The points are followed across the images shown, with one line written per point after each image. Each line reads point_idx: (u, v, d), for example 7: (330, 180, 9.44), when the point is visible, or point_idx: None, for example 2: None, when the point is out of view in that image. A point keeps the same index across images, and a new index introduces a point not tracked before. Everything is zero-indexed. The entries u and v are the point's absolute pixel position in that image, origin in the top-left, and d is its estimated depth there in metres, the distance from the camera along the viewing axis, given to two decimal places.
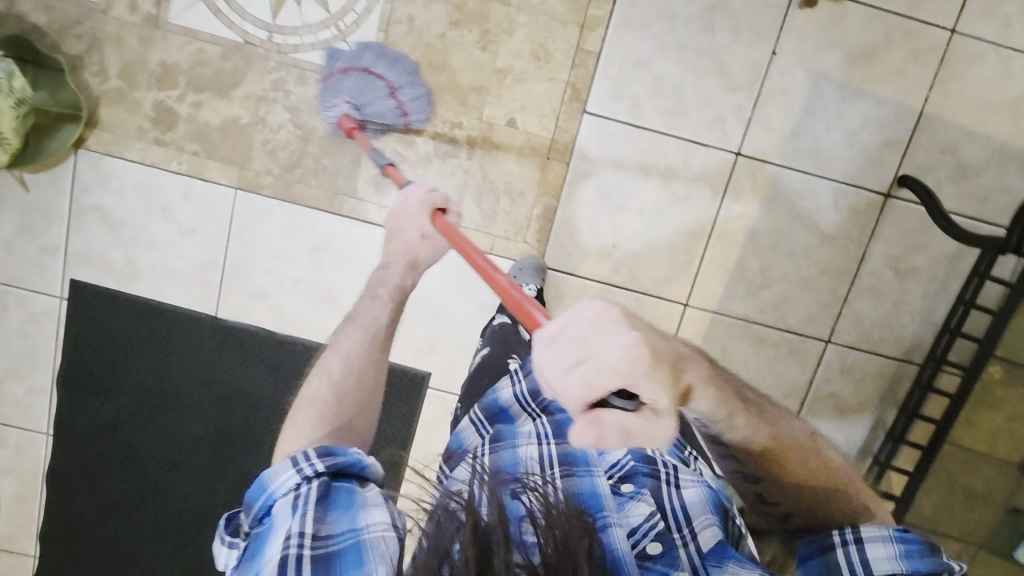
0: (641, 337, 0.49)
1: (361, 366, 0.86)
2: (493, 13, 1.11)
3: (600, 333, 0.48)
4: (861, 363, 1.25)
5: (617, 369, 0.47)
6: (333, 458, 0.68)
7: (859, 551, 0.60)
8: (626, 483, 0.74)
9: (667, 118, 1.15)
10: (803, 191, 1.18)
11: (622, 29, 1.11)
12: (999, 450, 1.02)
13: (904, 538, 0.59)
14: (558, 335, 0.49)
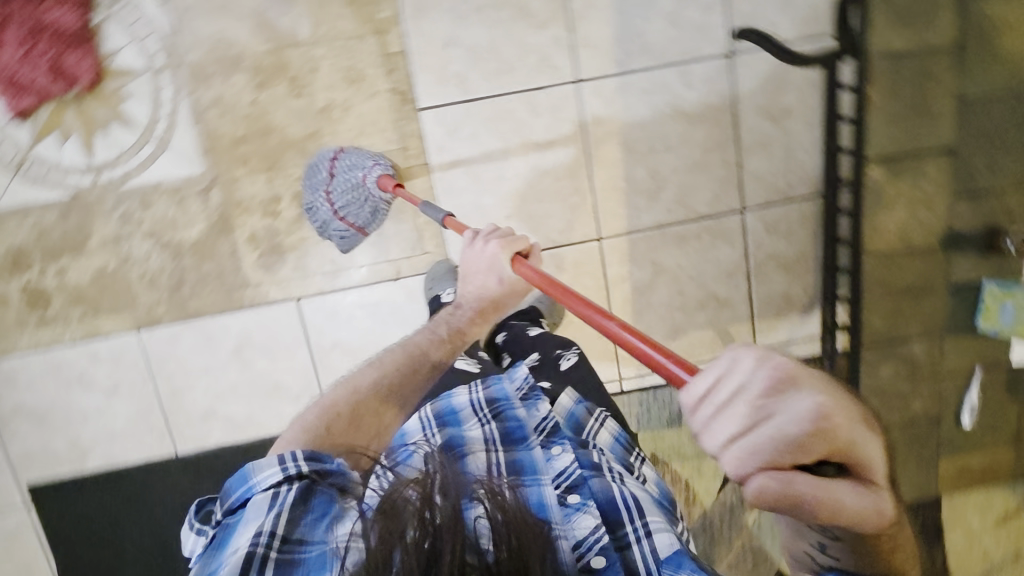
0: (827, 394, 0.39)
1: (388, 395, 0.83)
2: (290, 59, 1.09)
3: (769, 393, 0.38)
4: (781, 216, 1.27)
5: (799, 440, 0.38)
6: (318, 462, 0.69)
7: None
8: (572, 495, 0.73)
9: (498, 79, 1.15)
10: (653, 88, 1.18)
11: (416, 17, 1.10)
12: (918, 242, 1.02)
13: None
14: (711, 394, 0.39)
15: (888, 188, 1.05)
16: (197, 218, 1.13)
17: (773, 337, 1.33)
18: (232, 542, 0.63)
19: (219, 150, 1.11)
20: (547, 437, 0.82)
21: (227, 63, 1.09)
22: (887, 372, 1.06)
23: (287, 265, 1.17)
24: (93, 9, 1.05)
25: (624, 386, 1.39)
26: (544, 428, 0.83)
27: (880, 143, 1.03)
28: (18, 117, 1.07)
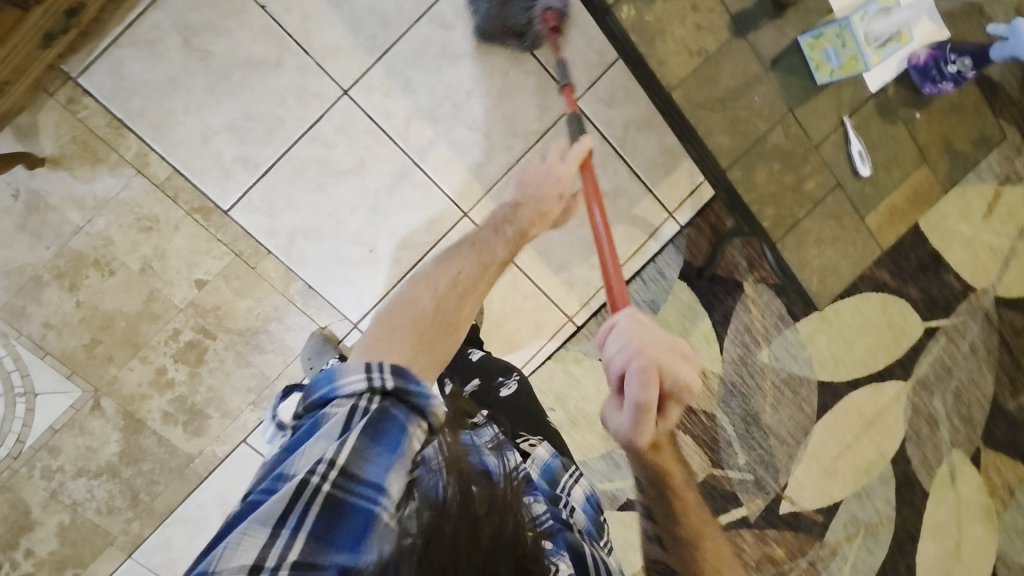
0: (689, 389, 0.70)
1: (465, 286, 0.85)
2: (81, 246, 1.05)
3: (674, 360, 0.70)
4: (612, 85, 1.21)
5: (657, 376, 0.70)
6: (403, 380, 0.62)
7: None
8: (546, 543, 0.65)
9: (275, 138, 1.09)
10: (418, 50, 1.12)
11: (162, 134, 1.05)
12: (710, 47, 0.86)
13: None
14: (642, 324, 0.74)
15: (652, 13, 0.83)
16: (107, 433, 1.10)
17: (679, 192, 1.29)
18: (297, 453, 0.57)
19: (81, 365, 1.08)
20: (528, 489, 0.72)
21: (29, 287, 1.04)
22: (763, 178, 0.89)
23: (215, 417, 1.15)
24: None
25: (579, 322, 1.29)
26: (523, 480, 0.74)
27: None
28: None
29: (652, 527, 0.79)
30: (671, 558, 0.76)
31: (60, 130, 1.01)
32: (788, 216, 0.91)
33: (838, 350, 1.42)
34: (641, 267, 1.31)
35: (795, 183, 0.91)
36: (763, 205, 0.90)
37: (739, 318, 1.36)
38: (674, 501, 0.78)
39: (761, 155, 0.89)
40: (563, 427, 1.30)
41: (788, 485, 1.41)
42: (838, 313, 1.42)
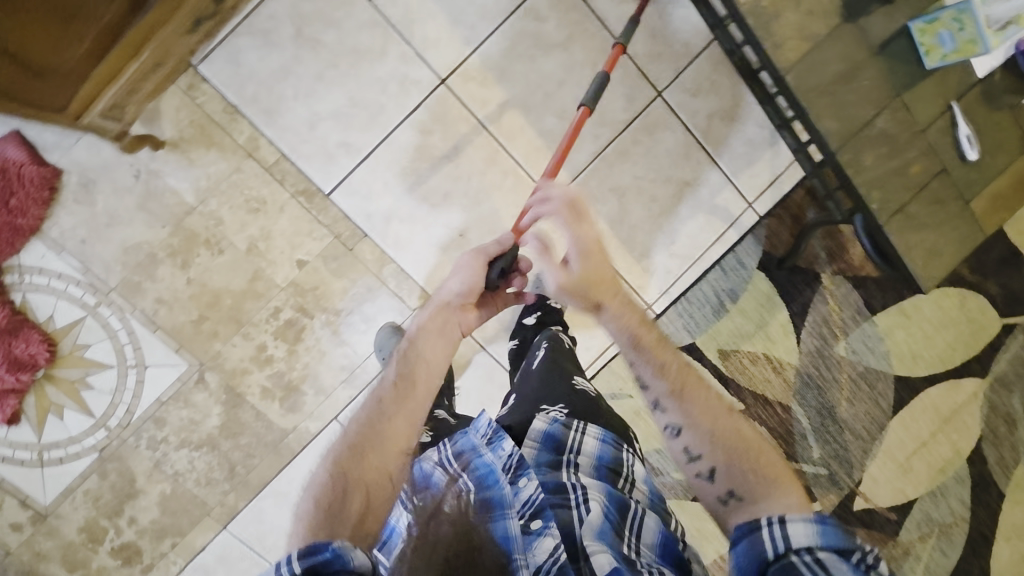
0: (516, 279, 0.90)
1: (373, 430, 0.72)
2: (194, 225, 1.10)
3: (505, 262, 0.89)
4: (697, 76, 1.24)
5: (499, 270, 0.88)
6: (313, 556, 0.59)
7: (781, 528, 0.63)
8: (535, 518, 0.70)
9: (377, 123, 1.13)
10: (513, 41, 1.15)
11: (273, 120, 1.10)
12: (819, 31, 0.89)
13: (823, 521, 0.63)
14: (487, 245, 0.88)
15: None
16: (210, 406, 1.15)
17: (759, 182, 1.30)
18: None
19: (189, 339, 1.13)
20: (514, 472, 0.74)
21: (146, 263, 1.10)
22: (870, 161, 0.91)
23: (309, 395, 1.18)
24: (8, 294, 1.07)
25: (658, 310, 1.32)
26: (511, 466, 0.75)
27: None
28: (12, 420, 1.10)
29: (654, 398, 0.80)
30: (687, 431, 0.77)
31: (180, 114, 1.07)
32: (895, 201, 0.91)
33: (917, 345, 1.40)
34: (721, 256, 1.32)
35: (900, 168, 0.92)
36: (871, 189, 0.90)
37: (818, 309, 1.36)
38: (666, 366, 0.81)
39: (866, 141, 0.91)
40: (639, 414, 1.31)
41: (862, 481, 1.38)
42: (918, 306, 1.39)
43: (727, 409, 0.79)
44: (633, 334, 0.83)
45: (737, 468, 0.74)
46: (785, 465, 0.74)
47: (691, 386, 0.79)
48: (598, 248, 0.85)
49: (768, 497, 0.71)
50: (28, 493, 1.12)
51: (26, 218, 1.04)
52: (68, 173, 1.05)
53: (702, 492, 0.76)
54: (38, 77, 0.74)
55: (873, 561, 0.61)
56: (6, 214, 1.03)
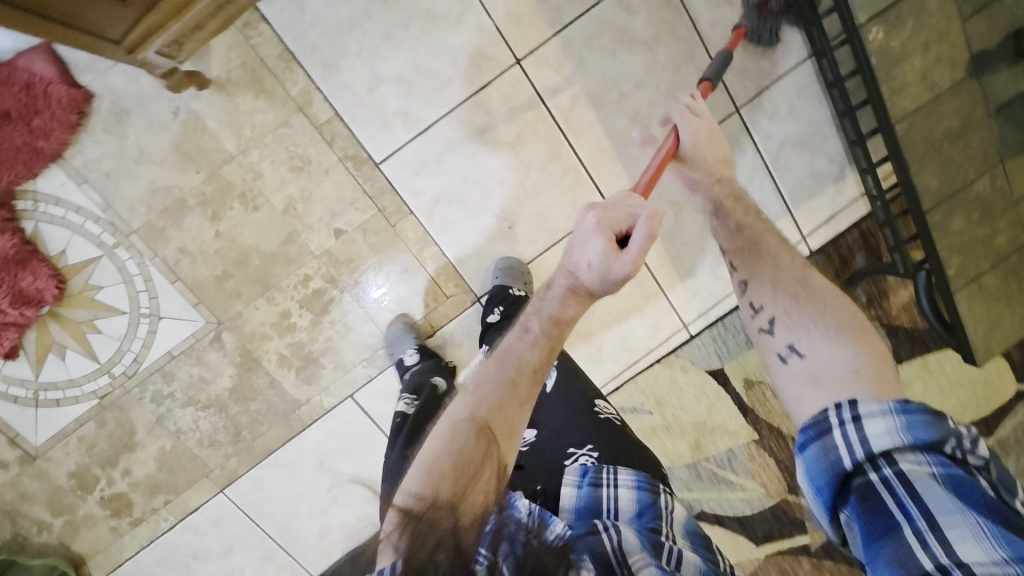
0: (604, 224, 0.66)
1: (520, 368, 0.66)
2: (229, 176, 1.02)
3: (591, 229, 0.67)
4: (778, 96, 1.17)
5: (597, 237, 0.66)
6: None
7: (858, 430, 0.54)
8: None
9: (441, 96, 1.05)
10: (598, 30, 1.07)
11: (330, 76, 1.01)
12: (943, 83, 0.86)
13: (908, 411, 0.53)
14: (590, 225, 0.67)
15: (898, 40, 0.85)
16: (223, 367, 1.09)
17: (817, 217, 1.25)
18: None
19: (210, 298, 1.06)
20: None
21: (174, 210, 1.01)
22: (959, 227, 0.88)
23: (327, 369, 1.12)
24: (19, 222, 0.98)
25: (693, 331, 1.28)
26: None
27: (863, 9, 0.84)
28: (9, 355, 1.02)
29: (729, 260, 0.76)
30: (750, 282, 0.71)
31: (231, 54, 0.98)
32: (973, 268, 0.89)
33: (929, 398, 1.37)
34: None
35: (988, 237, 0.89)
36: (951, 254, 0.88)
37: None
38: (743, 230, 0.77)
39: (960, 203, 0.88)
40: (655, 431, 1.28)
41: None
42: (942, 362, 1.35)
43: (800, 266, 0.71)
44: (716, 202, 0.84)
45: (801, 317, 0.64)
46: (864, 319, 0.62)
47: (766, 245, 0.74)
48: (709, 138, 0.88)
49: (830, 346, 0.60)
50: (19, 432, 1.05)
51: (49, 142, 0.94)
52: (101, 99, 0.95)
53: (764, 351, 0.67)
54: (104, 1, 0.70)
55: (971, 443, 0.53)
56: (27, 135, 0.93)
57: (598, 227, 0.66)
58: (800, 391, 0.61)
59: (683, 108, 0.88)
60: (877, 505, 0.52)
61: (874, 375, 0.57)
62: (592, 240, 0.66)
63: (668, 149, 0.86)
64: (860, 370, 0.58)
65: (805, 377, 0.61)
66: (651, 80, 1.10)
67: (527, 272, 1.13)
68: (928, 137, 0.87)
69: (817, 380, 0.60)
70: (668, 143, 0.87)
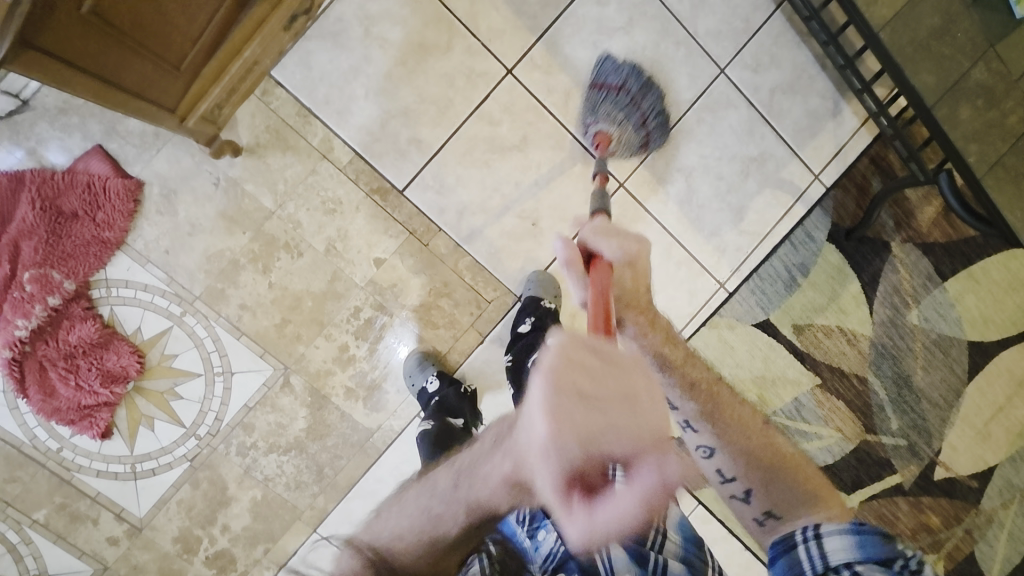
0: (577, 440, 0.45)
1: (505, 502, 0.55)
2: (273, 230, 1.11)
3: (551, 437, 0.45)
4: (757, 51, 1.23)
5: (566, 448, 0.45)
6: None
7: (818, 546, 0.65)
8: None
9: (446, 118, 1.14)
10: (576, 27, 1.15)
11: (345, 121, 1.11)
12: None
13: (861, 530, 0.63)
14: (558, 431, 0.45)
15: None
16: (296, 409, 1.15)
17: (824, 153, 1.29)
18: None
19: (274, 346, 1.13)
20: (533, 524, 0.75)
21: (229, 270, 1.10)
22: (968, 115, 0.91)
23: (391, 393, 1.18)
24: (96, 308, 1.06)
25: (730, 289, 1.31)
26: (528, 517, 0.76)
27: None
28: (104, 436, 1.09)
29: (683, 417, 0.79)
30: (720, 453, 0.76)
31: (255, 120, 1.08)
32: (993, 152, 0.91)
33: (987, 309, 1.41)
34: (790, 231, 1.31)
35: (999, 120, 0.92)
36: (968, 142, 0.91)
37: (890, 279, 1.36)
38: (695, 385, 0.79)
39: (963, 93, 0.92)
40: None
41: (942, 450, 1.43)
42: (985, 269, 1.39)
43: (761, 427, 0.78)
44: (657, 354, 0.79)
45: (773, 488, 0.72)
46: (817, 479, 0.74)
47: (722, 409, 0.78)
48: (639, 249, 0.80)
49: (803, 513, 0.70)
50: (123, 507, 1.11)
51: (114, 231, 1.04)
52: (150, 184, 1.06)
53: (738, 512, 0.76)
54: (152, 65, 0.69)
55: (919, 565, 0.60)
56: (94, 228, 1.03)
57: (559, 445, 0.45)
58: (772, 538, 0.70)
59: (596, 231, 0.79)
60: None
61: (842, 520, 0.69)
62: (552, 457, 0.46)
63: (602, 276, 0.74)
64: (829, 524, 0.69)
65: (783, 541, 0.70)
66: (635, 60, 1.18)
67: (558, 285, 1.19)
68: (914, 38, 0.92)
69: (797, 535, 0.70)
70: (604, 274, 0.74)
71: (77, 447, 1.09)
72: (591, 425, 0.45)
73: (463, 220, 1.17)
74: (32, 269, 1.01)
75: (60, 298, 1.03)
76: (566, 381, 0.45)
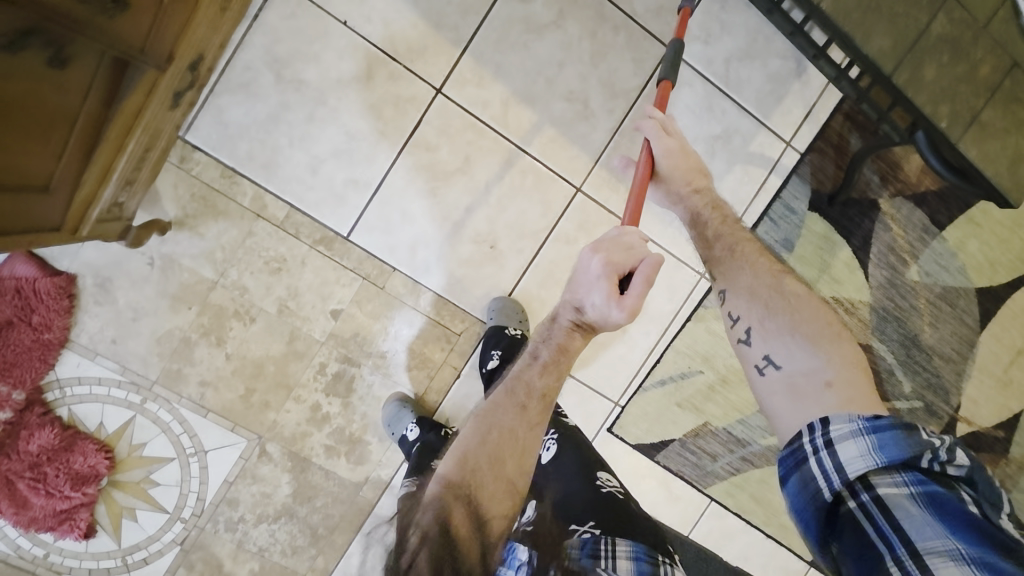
0: (611, 260, 0.69)
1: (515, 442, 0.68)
2: (220, 300, 1.05)
3: (601, 260, 0.69)
4: (704, 20, 1.13)
5: (608, 265, 0.69)
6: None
7: (832, 456, 0.57)
8: None
9: (380, 153, 1.06)
10: (502, 31, 1.06)
11: (273, 175, 1.04)
12: None
13: (878, 428, 0.56)
14: (603, 253, 0.70)
15: None
16: (278, 475, 1.11)
17: (793, 118, 1.20)
18: None
19: (244, 417, 1.09)
20: None
21: (182, 348, 1.06)
22: (933, 74, 0.83)
23: (372, 443, 1.14)
24: (53, 411, 1.03)
25: None
26: None
27: None
28: (87, 537, 1.06)
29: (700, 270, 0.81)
30: (730, 295, 0.76)
31: (178, 190, 1.02)
32: (965, 110, 0.84)
33: (993, 251, 1.32)
34: (767, 205, 1.22)
35: (969, 73, 0.84)
36: (938, 104, 0.83)
37: (885, 237, 1.27)
38: (718, 237, 0.83)
39: (925, 51, 0.83)
40: (713, 388, 1.26)
41: (963, 405, 1.35)
42: (987, 210, 1.30)
43: (777, 275, 0.76)
44: (693, 214, 0.86)
45: (775, 326, 0.69)
46: (836, 325, 0.68)
47: (739, 252, 0.79)
48: (681, 149, 0.85)
49: (805, 358, 0.65)
50: None
51: (53, 331, 1.00)
52: (82, 276, 1.01)
53: (743, 359, 0.72)
54: (17, 199, 0.62)
55: (944, 454, 0.55)
56: (32, 332, 0.99)
57: (602, 267, 0.69)
58: (774, 398, 0.66)
59: (653, 122, 0.83)
60: (857, 530, 0.54)
61: (847, 387, 0.62)
62: (597, 273, 0.69)
63: (645, 165, 0.82)
64: (832, 383, 0.63)
65: (781, 385, 0.66)
66: (573, 56, 1.09)
67: (521, 308, 1.14)
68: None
69: (794, 389, 0.65)
70: (644, 159, 0.83)
71: (64, 550, 1.06)
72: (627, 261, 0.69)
73: (416, 256, 1.10)
74: None
75: (11, 411, 1.00)
76: (603, 245, 0.70)
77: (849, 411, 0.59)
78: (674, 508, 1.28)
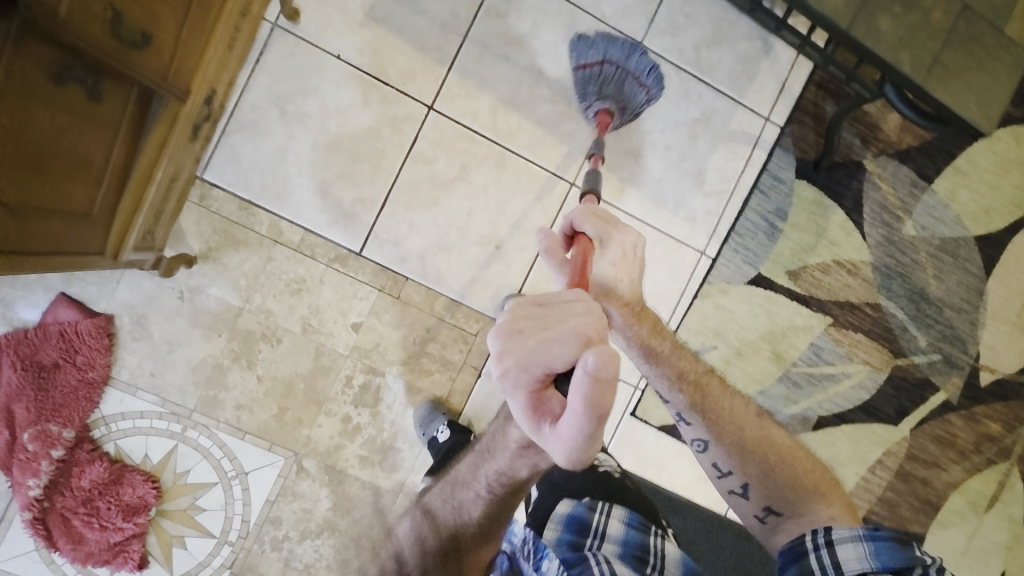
0: (519, 367, 0.47)
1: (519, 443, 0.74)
2: (248, 324, 1.12)
3: (503, 369, 0.47)
4: (670, 14, 1.21)
5: (522, 379, 0.47)
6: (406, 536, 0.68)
7: (834, 554, 0.68)
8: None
9: (382, 171, 1.14)
10: (483, 46, 1.15)
11: (286, 203, 1.12)
12: None
13: (876, 538, 0.67)
14: (505, 362, 0.47)
15: None
16: (317, 491, 1.15)
17: (768, 94, 1.26)
18: None
19: (280, 436, 1.13)
20: (534, 557, 0.83)
21: (216, 375, 1.11)
22: (889, 25, 0.88)
23: (404, 450, 1.17)
24: (101, 447, 1.08)
25: (713, 254, 1.27)
26: (528, 551, 0.84)
27: None
28: (142, 567, 1.10)
29: (678, 415, 0.81)
30: (714, 445, 0.79)
31: (201, 226, 1.10)
32: (927, 54, 0.88)
33: (986, 199, 1.35)
34: (756, 179, 1.27)
35: (923, 20, 0.89)
36: (899, 52, 0.88)
37: (875, 196, 1.31)
38: (685, 377, 0.81)
39: (878, 4, 0.88)
40: (729, 361, 1.28)
41: (981, 354, 1.36)
42: (972, 159, 1.33)
43: (753, 416, 0.82)
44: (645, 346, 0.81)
45: (769, 481, 0.77)
46: (807, 468, 0.78)
47: (712, 395, 0.81)
48: (623, 258, 0.74)
49: (801, 505, 0.75)
50: None
51: (96, 369, 1.06)
52: (120, 315, 1.08)
53: (739, 509, 0.80)
54: (62, 224, 0.68)
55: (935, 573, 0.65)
56: (77, 372, 1.05)
57: (517, 386, 0.47)
58: (783, 543, 0.75)
59: (585, 215, 0.74)
60: None
61: (840, 516, 0.74)
62: (509, 389, 0.48)
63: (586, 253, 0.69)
64: (832, 517, 0.74)
65: (786, 533, 0.76)
66: (552, 60, 1.17)
67: None
68: None
69: (798, 525, 0.74)
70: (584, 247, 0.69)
71: None
72: (546, 359, 0.47)
73: (427, 262, 1.16)
74: (30, 428, 1.03)
75: (63, 448, 1.05)
76: (508, 346, 0.47)
77: (851, 528, 0.70)
78: (706, 487, 1.29)
